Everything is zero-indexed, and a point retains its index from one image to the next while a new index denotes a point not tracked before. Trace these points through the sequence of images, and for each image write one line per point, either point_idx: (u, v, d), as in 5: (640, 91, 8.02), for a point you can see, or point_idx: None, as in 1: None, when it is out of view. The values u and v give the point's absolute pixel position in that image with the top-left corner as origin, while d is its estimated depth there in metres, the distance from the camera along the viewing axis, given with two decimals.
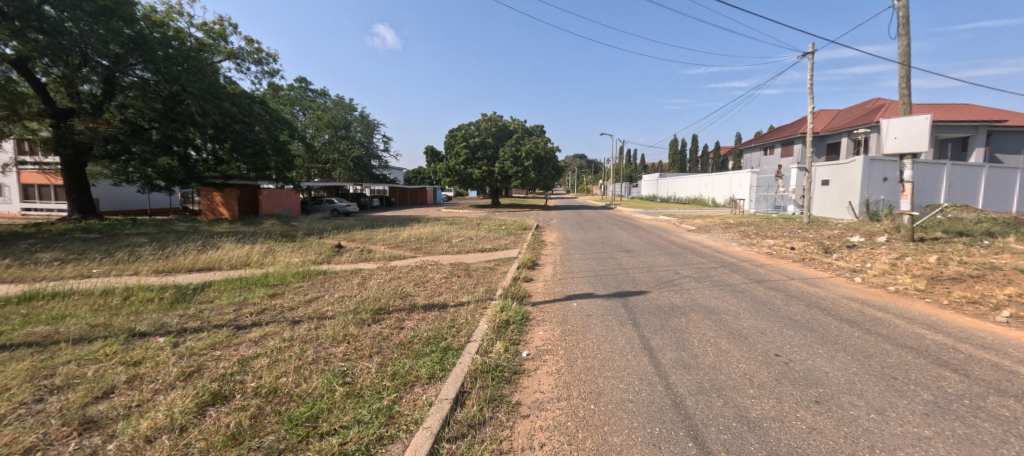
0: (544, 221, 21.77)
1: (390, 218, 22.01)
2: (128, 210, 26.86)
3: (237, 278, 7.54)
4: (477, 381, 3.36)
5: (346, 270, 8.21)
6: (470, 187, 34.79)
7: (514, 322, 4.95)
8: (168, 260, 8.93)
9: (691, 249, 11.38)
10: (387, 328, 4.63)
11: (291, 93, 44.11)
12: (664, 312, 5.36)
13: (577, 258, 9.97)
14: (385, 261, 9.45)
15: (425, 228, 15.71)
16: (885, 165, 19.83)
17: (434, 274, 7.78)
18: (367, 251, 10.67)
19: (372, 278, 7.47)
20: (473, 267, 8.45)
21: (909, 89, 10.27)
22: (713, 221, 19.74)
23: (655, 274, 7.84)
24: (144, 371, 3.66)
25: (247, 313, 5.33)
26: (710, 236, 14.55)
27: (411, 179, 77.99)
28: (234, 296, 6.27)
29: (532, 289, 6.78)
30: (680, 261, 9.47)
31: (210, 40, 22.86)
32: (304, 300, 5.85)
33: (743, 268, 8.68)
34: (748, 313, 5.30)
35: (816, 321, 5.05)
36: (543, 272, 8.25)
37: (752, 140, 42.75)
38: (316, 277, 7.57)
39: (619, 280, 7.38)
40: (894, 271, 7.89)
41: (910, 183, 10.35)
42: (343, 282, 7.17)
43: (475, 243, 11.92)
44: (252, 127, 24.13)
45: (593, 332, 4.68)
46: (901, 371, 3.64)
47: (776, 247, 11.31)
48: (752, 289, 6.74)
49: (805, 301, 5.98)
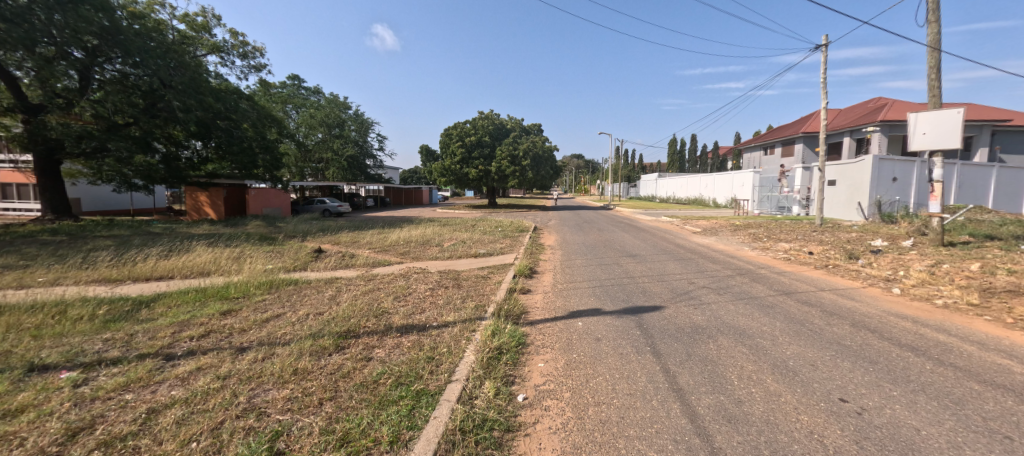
0: (542, 223, 20.97)
1: (381, 219, 21.09)
2: (110, 210, 25.78)
3: (193, 289, 6.62)
4: (456, 451, 2.49)
5: (321, 279, 7.29)
6: (466, 187, 33.72)
7: (509, 350, 4.06)
8: (124, 268, 7.98)
9: (702, 254, 10.52)
10: (351, 359, 3.73)
11: (282, 91, 43.09)
12: (689, 336, 4.47)
13: (578, 265, 9.06)
14: (366, 268, 8.54)
15: (416, 230, 14.81)
16: (896, 164, 19.02)
17: (419, 284, 6.87)
18: (349, 256, 9.73)
19: (348, 289, 6.58)
20: (463, 276, 7.54)
21: (938, 81, 9.47)
22: (719, 223, 18.87)
23: (668, 285, 6.96)
24: (13, 430, 2.75)
25: (184, 339, 4.40)
26: (718, 239, 13.68)
27: (407, 179, 76.95)
28: (181, 314, 5.34)
29: (530, 304, 5.87)
30: (692, 268, 8.59)
31: (193, 33, 21.86)
32: (261, 320, 4.96)
33: (764, 277, 7.81)
34: (789, 337, 4.46)
35: (872, 348, 4.19)
36: (541, 281, 7.34)
37: (753, 139, 41.97)
38: (284, 289, 6.64)
39: (628, 292, 6.48)
40: (935, 280, 7.05)
41: (940, 182, 9.51)
42: (313, 295, 6.24)
43: (468, 247, 11.03)
44: (239, 124, 23.12)
45: (605, 364, 3.79)
46: (1013, 426, 2.80)
47: (793, 253, 10.43)
48: (782, 303, 5.88)
49: (848, 319, 5.13)
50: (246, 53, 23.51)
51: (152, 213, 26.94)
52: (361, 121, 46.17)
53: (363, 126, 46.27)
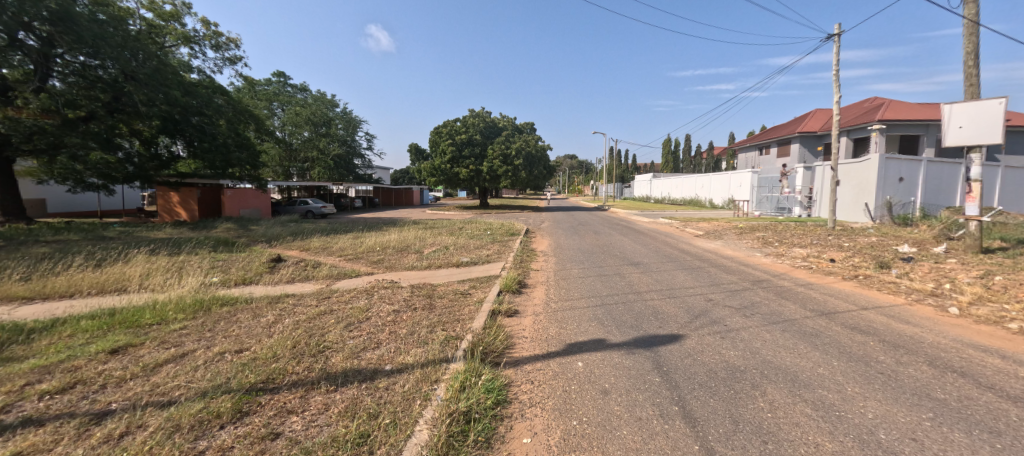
0: (534, 225, 19.84)
1: (363, 221, 19.83)
2: (77, 211, 24.23)
3: (98, 313, 5.36)
4: None
5: (267, 297, 6.03)
6: (457, 188, 32.45)
7: (481, 417, 2.89)
8: (31, 282, 6.68)
9: (711, 262, 9.42)
10: (245, 439, 2.56)
11: (266, 88, 41.50)
12: (726, 387, 3.32)
13: (573, 276, 7.84)
14: (327, 281, 7.29)
15: (395, 233, 13.54)
16: (904, 163, 18.10)
17: (383, 305, 5.62)
18: (312, 266, 8.48)
19: (294, 312, 5.33)
20: (438, 293, 6.30)
21: (976, 69, 8.47)
22: (721, 224, 17.83)
23: (682, 304, 5.76)
24: None
25: (32, 397, 3.19)
26: (725, 244, 12.55)
27: (399, 180, 75.93)
28: (56, 353, 4.10)
29: (515, 334, 4.66)
30: (705, 280, 7.43)
31: (161, 23, 20.44)
32: (155, 363, 3.73)
33: (792, 290, 6.65)
34: (862, 388, 3.35)
35: (981, 407, 3.06)
36: (530, 299, 6.12)
37: (748, 139, 41.18)
38: (216, 312, 5.39)
39: (636, 315, 5.27)
40: (993, 297, 5.97)
41: (978, 181, 8.48)
42: (249, 320, 5.01)
43: (450, 255, 9.77)
44: (212, 120, 21.65)
45: (619, 442, 2.62)
46: None
47: (812, 260, 9.33)
48: (829, 331, 4.72)
49: (922, 356, 4.01)
50: (220, 44, 22.03)
51: (122, 215, 25.37)
52: (348, 119, 44.24)
53: (350, 125, 44.28)
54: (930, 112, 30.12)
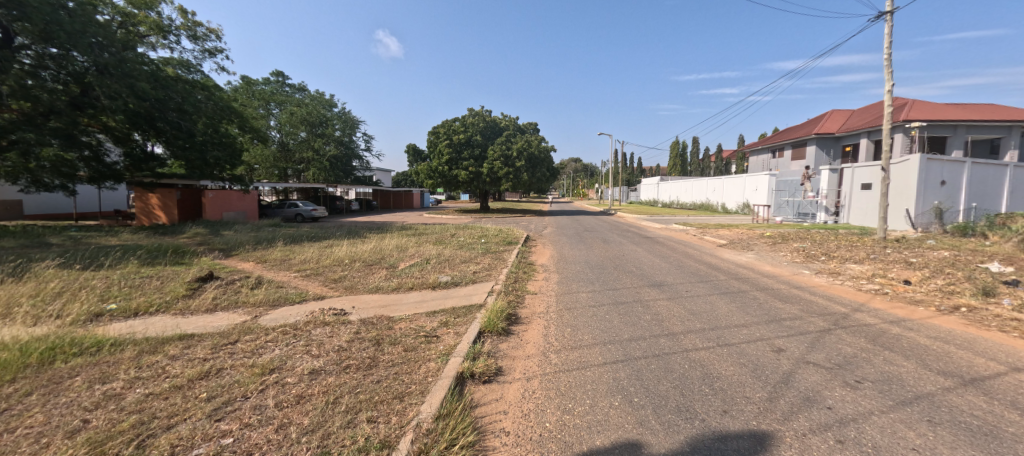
0: (536, 231, 18.00)
1: (349, 226, 18.21)
2: (56, 213, 22.84)
3: None
4: None
5: (148, 343, 4.24)
6: (456, 190, 30.74)
7: None
8: None
9: (753, 283, 7.54)
10: None
11: (263, 87, 40.01)
12: None
13: (581, 305, 5.94)
14: (256, 311, 5.49)
15: (372, 242, 11.74)
16: (945, 166, 16.08)
17: (303, 360, 3.79)
18: (248, 287, 6.68)
19: (164, 372, 3.54)
20: (391, 338, 4.42)
21: None
22: (746, 233, 15.86)
23: (744, 362, 3.88)
24: None
25: None
26: (759, 257, 10.61)
27: (400, 183, 74.60)
28: None
29: (489, 425, 2.84)
30: (756, 313, 5.54)
31: (133, 11, 18.90)
32: None
33: (887, 333, 4.76)
34: None
35: None
36: (520, 347, 4.28)
37: (760, 142, 39.23)
38: (51, 371, 3.62)
39: (681, 383, 3.43)
40: None
41: None
42: (80, 390, 3.23)
43: (428, 271, 7.95)
44: (192, 117, 19.68)
45: None
46: None
47: (881, 282, 7.41)
48: (1010, 426, 2.84)
49: None
50: (199, 35, 20.45)
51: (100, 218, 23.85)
52: (346, 119, 42.23)
53: (348, 125, 42.14)
54: (958, 112, 28.04)
